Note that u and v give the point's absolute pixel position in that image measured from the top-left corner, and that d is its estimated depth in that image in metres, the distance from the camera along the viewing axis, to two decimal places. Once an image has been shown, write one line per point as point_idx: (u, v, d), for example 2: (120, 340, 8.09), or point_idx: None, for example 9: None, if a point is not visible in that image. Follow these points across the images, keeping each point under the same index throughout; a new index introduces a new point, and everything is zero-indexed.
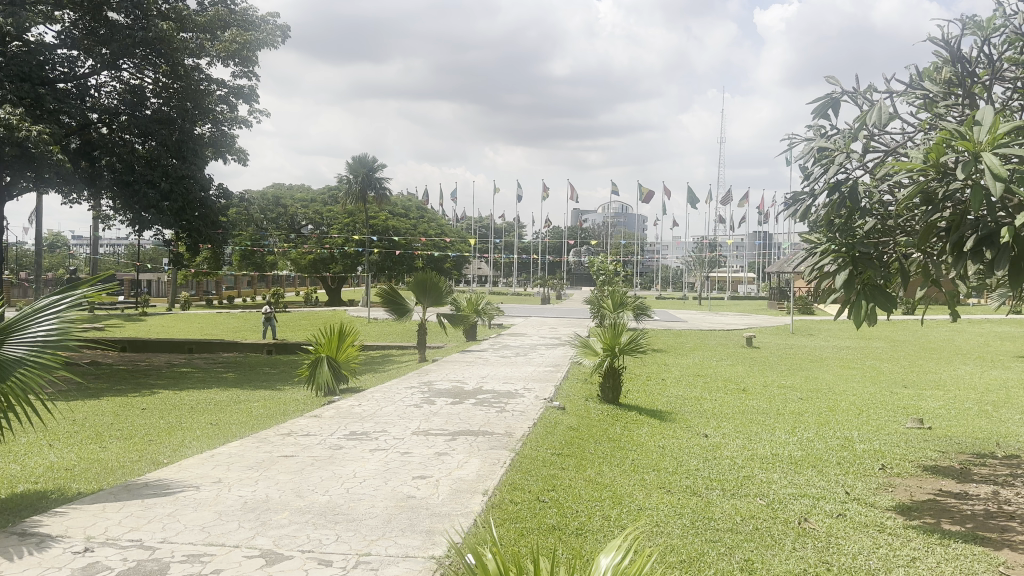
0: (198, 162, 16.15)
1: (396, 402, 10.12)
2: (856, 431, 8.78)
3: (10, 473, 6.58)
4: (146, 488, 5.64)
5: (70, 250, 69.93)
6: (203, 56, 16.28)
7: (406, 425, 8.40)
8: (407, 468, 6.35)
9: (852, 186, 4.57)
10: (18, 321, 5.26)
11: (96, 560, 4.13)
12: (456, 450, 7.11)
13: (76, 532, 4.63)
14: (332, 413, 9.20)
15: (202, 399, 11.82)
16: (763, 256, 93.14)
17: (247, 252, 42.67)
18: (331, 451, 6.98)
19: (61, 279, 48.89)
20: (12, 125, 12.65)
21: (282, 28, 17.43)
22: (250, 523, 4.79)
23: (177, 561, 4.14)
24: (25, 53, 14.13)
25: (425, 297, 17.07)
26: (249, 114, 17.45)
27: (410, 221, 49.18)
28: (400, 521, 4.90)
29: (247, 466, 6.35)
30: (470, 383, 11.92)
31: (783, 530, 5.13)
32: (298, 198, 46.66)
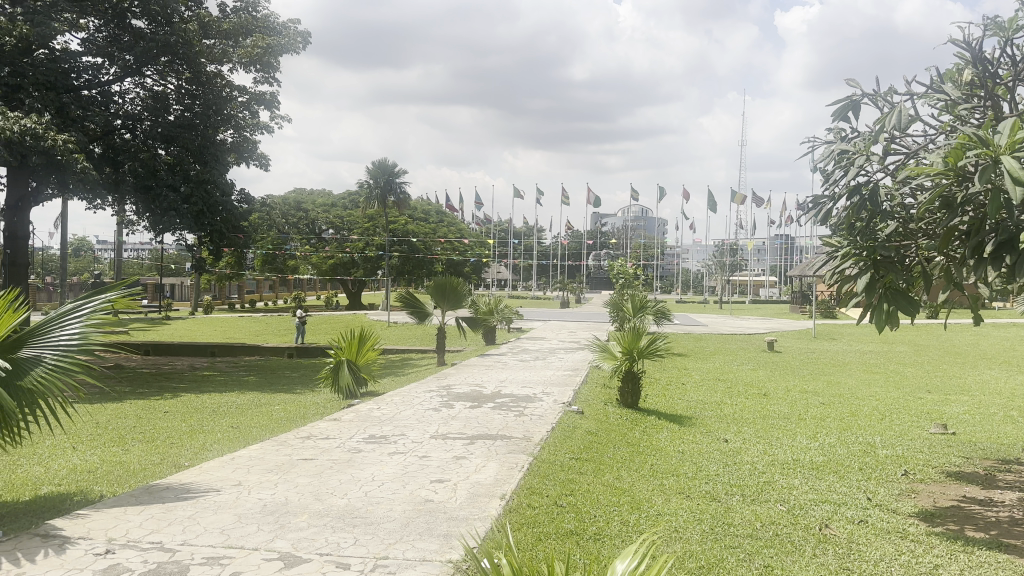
0: (219, 168, 16.31)
1: (415, 405, 10.14)
2: (878, 437, 8.66)
3: (33, 475, 6.66)
4: (168, 491, 5.69)
5: (96, 255, 71.05)
6: (224, 61, 16.49)
7: (424, 429, 8.42)
8: (425, 472, 6.35)
9: (872, 188, 4.51)
10: (42, 326, 5.34)
11: (117, 562, 4.17)
12: (475, 454, 7.11)
13: (97, 534, 4.68)
14: (351, 417, 9.24)
15: (224, 402, 11.93)
16: (785, 260, 92.45)
17: (268, 257, 42.98)
18: (350, 455, 7.01)
19: (86, 284, 49.55)
20: (38, 134, 12.87)
21: (304, 33, 17.58)
22: (269, 526, 4.82)
23: (197, 564, 4.17)
24: (50, 61, 14.36)
25: (444, 301, 17.10)
26: (271, 120, 17.62)
27: (430, 225, 49.30)
28: (418, 525, 4.91)
29: (267, 469, 6.39)
30: (489, 387, 11.92)
31: (804, 536, 5.08)
32: (320, 203, 46.98)
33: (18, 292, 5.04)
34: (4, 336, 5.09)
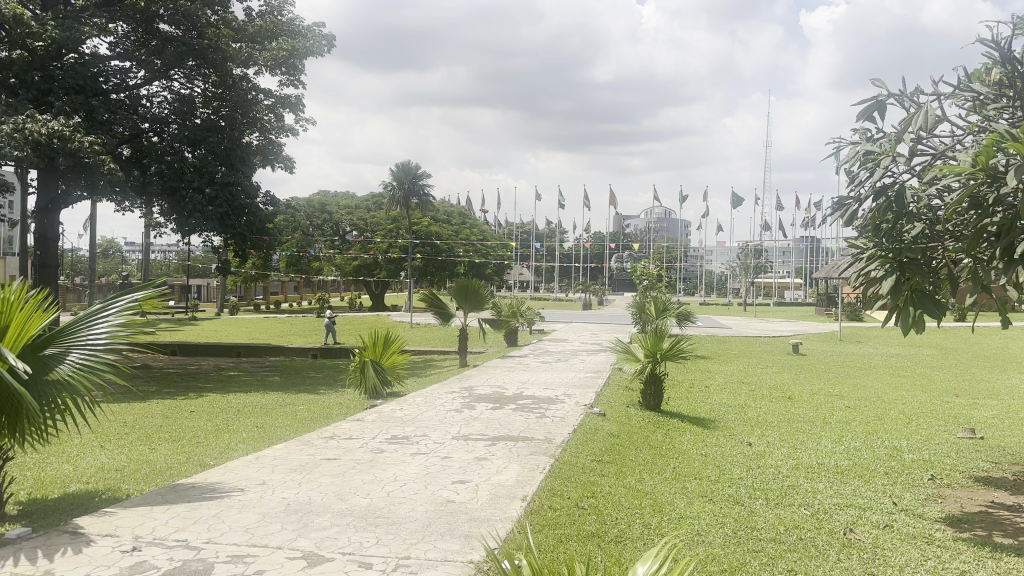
0: (245, 170, 16.47)
1: (437, 407, 10.17)
2: (904, 441, 8.54)
3: (62, 473, 6.79)
4: (194, 490, 5.77)
5: (124, 256, 72.12)
6: (251, 65, 16.60)
7: (446, 430, 8.45)
8: (447, 473, 6.37)
9: (898, 189, 4.46)
10: (73, 326, 5.45)
11: (142, 560, 4.23)
12: (496, 455, 7.13)
13: (124, 532, 4.75)
14: (374, 417, 9.30)
15: (249, 402, 12.05)
16: (810, 262, 91.51)
17: (293, 259, 43.34)
18: (372, 455, 7.06)
19: (114, 284, 50.32)
20: (65, 136, 13.07)
21: (329, 36, 17.73)
22: (293, 525, 4.87)
23: (222, 562, 4.21)
24: (79, 65, 14.61)
25: (467, 303, 17.14)
26: (296, 122, 17.79)
27: (452, 227, 49.44)
28: (440, 526, 4.93)
29: (291, 469, 6.46)
30: (511, 389, 11.93)
31: (828, 541, 5.03)
32: (343, 205, 47.31)
33: (46, 293, 5.14)
34: (33, 335, 5.20)
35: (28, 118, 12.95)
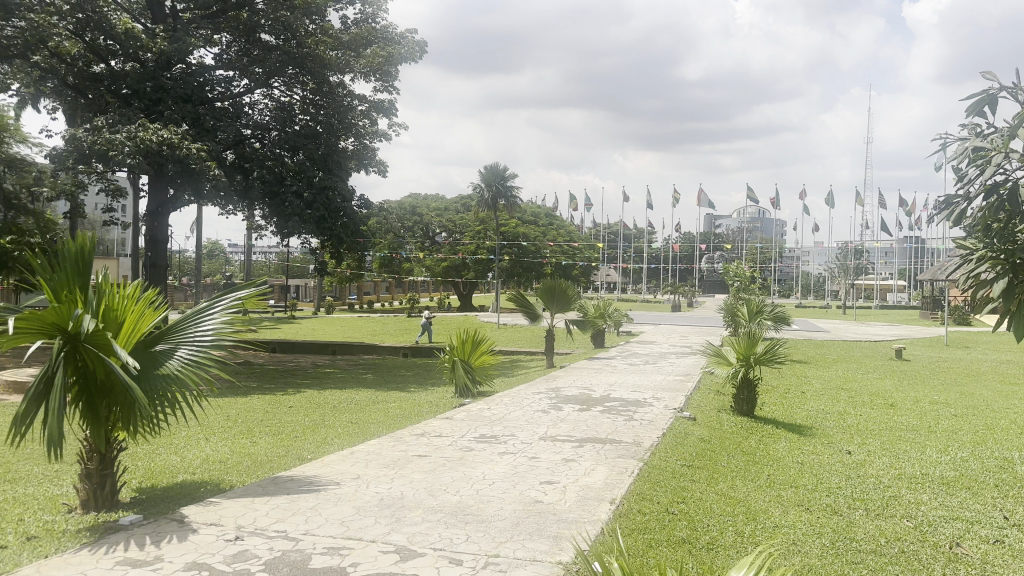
0: (341, 174, 17.00)
1: (524, 407, 10.25)
2: (1019, 452, 8.03)
3: (171, 463, 7.21)
4: (292, 482, 6.02)
5: (227, 256, 75.70)
6: (347, 72, 17.05)
7: (534, 430, 8.51)
8: (535, 473, 6.42)
9: (1013, 186, 4.19)
10: (181, 323, 5.78)
11: (245, 548, 4.44)
12: (583, 457, 7.13)
13: (229, 521, 5.01)
14: (463, 416, 9.45)
15: (343, 399, 12.45)
16: (915, 263, 87.08)
17: (384, 260, 44.49)
18: (462, 453, 7.19)
19: (218, 285, 52.90)
20: (173, 143, 13.88)
21: (420, 43, 18.13)
22: (386, 519, 5.01)
23: (318, 553, 4.38)
24: (187, 75, 15.44)
25: (554, 304, 17.16)
26: (388, 127, 18.27)
27: (540, 229, 49.58)
28: (528, 525, 4.97)
29: (383, 464, 6.65)
30: (599, 390, 11.89)
31: (933, 555, 4.79)
32: (433, 207, 48.21)
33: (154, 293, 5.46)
34: (145, 332, 5.55)
35: (139, 127, 13.82)
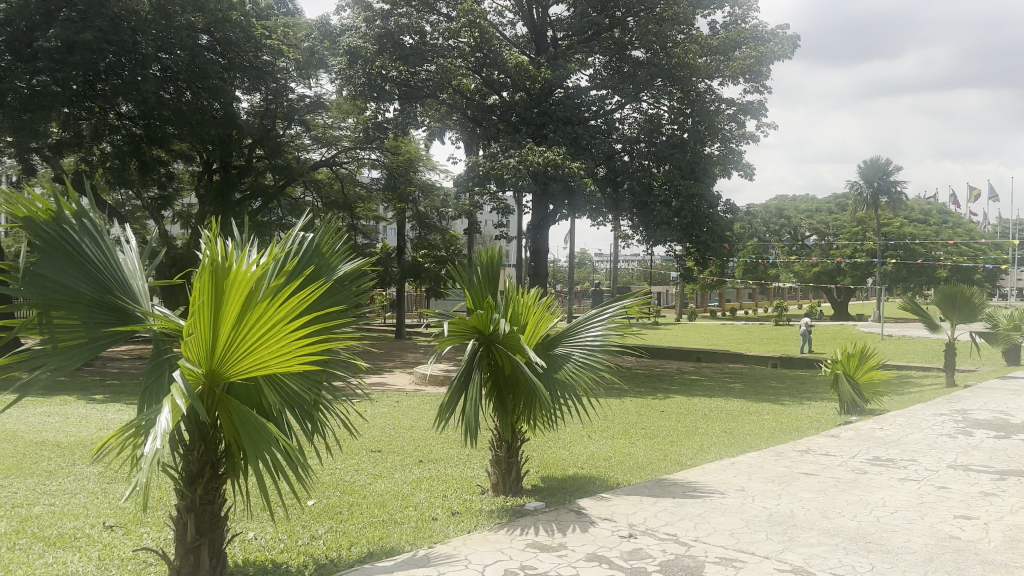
0: (708, 181, 16.88)
1: (924, 429, 9.10)
2: None
3: (562, 457, 7.83)
4: (676, 487, 6.13)
5: (595, 265, 80.22)
6: (716, 77, 16.97)
7: (939, 456, 7.51)
8: (947, 505, 5.66)
9: None
10: (573, 328, 6.30)
11: (639, 547, 4.63)
12: (1010, 492, 6.08)
13: (621, 518, 5.27)
14: (850, 434, 8.72)
15: (715, 407, 12.34)
16: None
17: (749, 266, 43.14)
18: (854, 475, 6.63)
19: (588, 292, 56.30)
20: (558, 163, 15.13)
21: (792, 38, 17.32)
22: (778, 537, 4.83)
23: (711, 562, 4.39)
24: (566, 97, 16.73)
25: (956, 313, 14.97)
26: (757, 129, 17.75)
27: (930, 227, 43.78)
28: (946, 564, 4.39)
29: (767, 478, 6.42)
30: (1021, 416, 10.06)
31: None
32: (802, 209, 45.47)
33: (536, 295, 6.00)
34: (543, 334, 6.17)
35: (528, 151, 15.38)
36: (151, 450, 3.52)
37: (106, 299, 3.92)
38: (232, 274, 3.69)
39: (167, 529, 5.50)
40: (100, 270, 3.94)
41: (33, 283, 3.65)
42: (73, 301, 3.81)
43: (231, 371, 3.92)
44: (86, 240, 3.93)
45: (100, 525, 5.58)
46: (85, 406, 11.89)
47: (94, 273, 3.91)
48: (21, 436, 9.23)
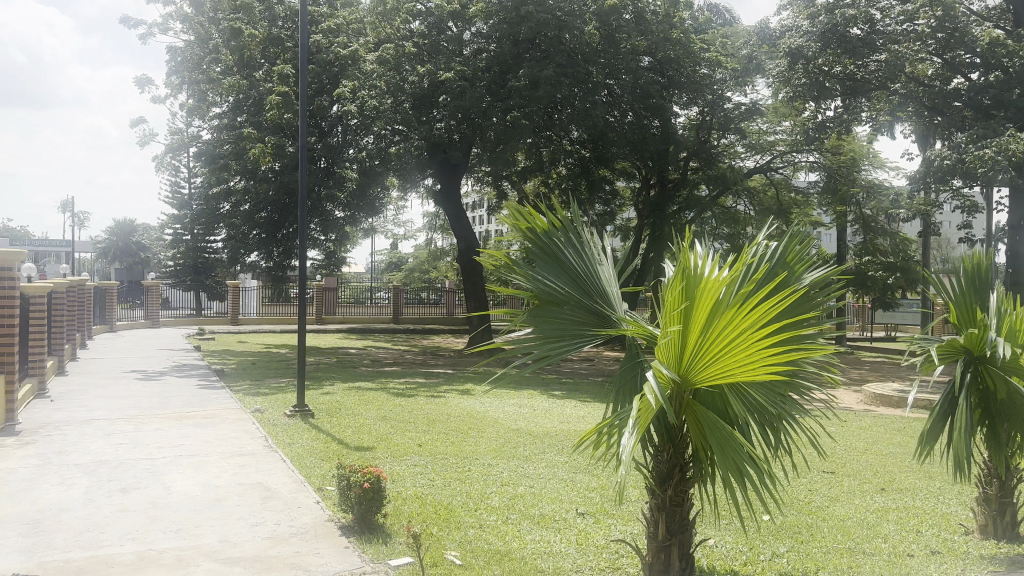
0: None
1: None
2: None
3: None
4: None
5: None
6: None
7: None
8: None
9: None
10: None
11: None
12: None
13: None
14: None
15: None
16: None
17: None
18: None
19: None
20: None
21: None
22: None
23: None
24: None
25: None
26: None
27: None
28: None
29: None
30: None
31: None
32: None
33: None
34: None
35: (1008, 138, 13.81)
36: (625, 444, 3.68)
37: (590, 302, 4.30)
38: (703, 281, 3.63)
39: (632, 525, 5.87)
40: (586, 276, 4.35)
41: (532, 283, 4.21)
42: (564, 302, 4.27)
43: (697, 377, 3.90)
44: (570, 250, 4.39)
45: (575, 511, 6.20)
46: (546, 401, 13.41)
47: (581, 279, 4.34)
48: (502, 423, 10.77)
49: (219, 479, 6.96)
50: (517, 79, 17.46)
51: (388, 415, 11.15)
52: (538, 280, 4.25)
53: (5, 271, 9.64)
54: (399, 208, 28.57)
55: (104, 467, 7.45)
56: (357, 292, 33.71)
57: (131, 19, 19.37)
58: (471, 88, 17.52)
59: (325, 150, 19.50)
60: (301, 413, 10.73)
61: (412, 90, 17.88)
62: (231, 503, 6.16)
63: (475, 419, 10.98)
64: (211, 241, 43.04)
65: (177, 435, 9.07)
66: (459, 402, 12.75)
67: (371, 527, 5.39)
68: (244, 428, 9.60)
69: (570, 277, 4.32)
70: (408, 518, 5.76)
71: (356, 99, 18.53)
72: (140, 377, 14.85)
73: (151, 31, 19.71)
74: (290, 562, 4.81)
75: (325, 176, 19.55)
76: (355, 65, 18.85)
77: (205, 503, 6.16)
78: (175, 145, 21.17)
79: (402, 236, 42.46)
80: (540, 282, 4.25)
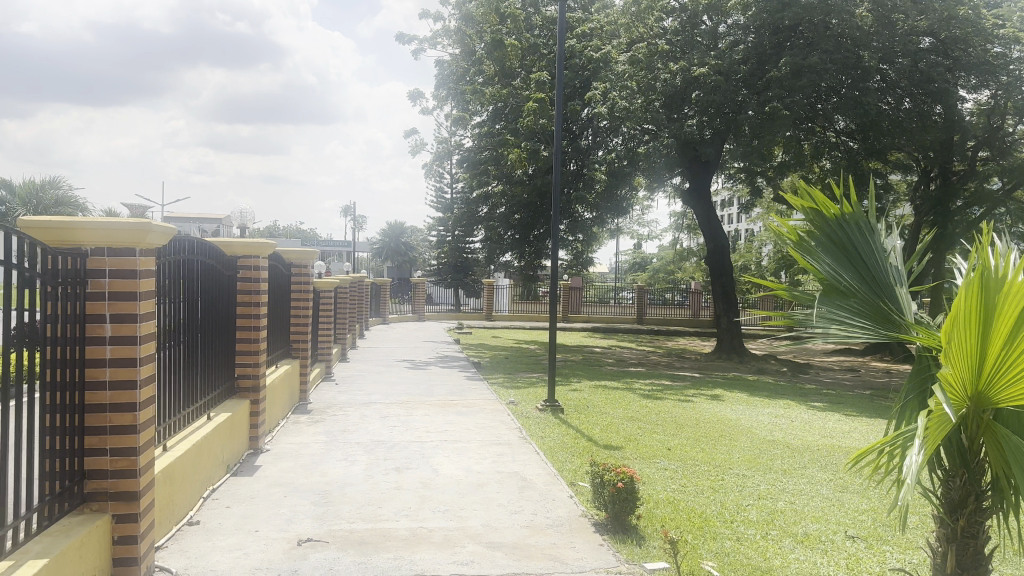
0: None
1: None
2: None
3: None
4: None
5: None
6: None
7: None
8: None
9: None
10: None
11: None
12: None
13: None
14: None
15: None
16: None
17: None
18: None
19: None
20: None
21: None
22: None
23: None
24: None
25: None
26: None
27: None
28: None
29: None
30: None
31: None
32: None
33: None
34: None
35: None
36: (909, 464, 3.12)
37: (881, 299, 3.70)
38: (1008, 281, 2.93)
39: (912, 554, 5.29)
40: (882, 270, 3.74)
41: (813, 263, 3.81)
42: (848, 294, 3.74)
43: (1000, 397, 3.16)
44: (874, 241, 3.81)
45: (844, 534, 5.72)
46: (804, 412, 12.56)
47: (878, 275, 3.75)
48: (756, 432, 10.27)
49: (478, 466, 7.39)
50: (777, 69, 16.52)
51: (635, 415, 11.14)
52: (823, 265, 3.79)
53: (303, 269, 11.07)
54: (645, 208, 28.44)
55: (380, 446, 8.25)
56: (603, 292, 34.13)
57: (405, 36, 21.30)
58: (726, 83, 16.92)
59: (576, 153, 20.02)
60: (551, 408, 11.07)
61: (664, 88, 17.69)
62: (491, 490, 6.50)
63: (726, 426, 10.58)
64: (468, 242, 46.05)
65: (441, 422, 9.79)
66: (707, 408, 12.38)
67: (626, 527, 5.39)
68: (499, 419, 10.12)
69: (864, 267, 3.77)
70: (662, 522, 5.68)
71: (607, 101, 18.74)
72: (408, 366, 16.27)
73: (422, 47, 21.52)
74: (548, 552, 4.96)
75: (576, 178, 20.04)
76: (608, 67, 19.07)
77: (468, 487, 6.59)
78: (441, 153, 22.96)
79: (647, 236, 42.23)
80: (825, 268, 3.79)
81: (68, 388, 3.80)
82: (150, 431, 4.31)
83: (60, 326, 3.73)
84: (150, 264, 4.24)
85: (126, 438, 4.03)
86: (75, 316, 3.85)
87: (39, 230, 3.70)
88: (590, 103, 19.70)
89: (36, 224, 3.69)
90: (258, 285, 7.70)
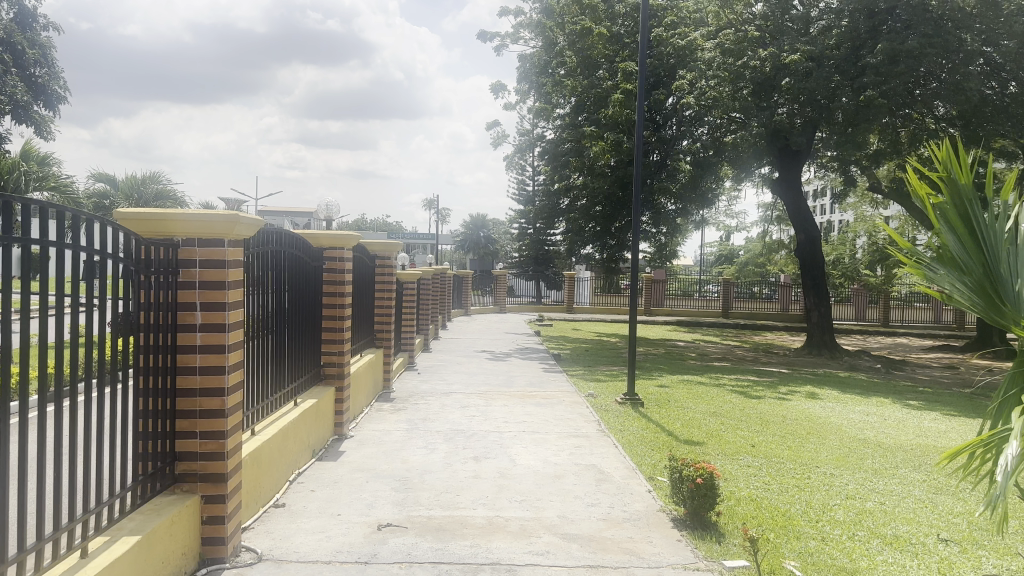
0: None
1: None
2: None
3: None
4: None
5: None
6: None
7: None
8: None
9: None
10: None
11: None
12: None
13: None
14: None
15: None
16: None
17: None
18: None
19: None
20: None
21: None
22: None
23: None
24: None
25: None
26: None
27: None
28: None
29: None
30: None
31: None
32: None
33: None
34: None
35: None
36: (1007, 462, 3.03)
37: (993, 285, 3.52)
38: None
39: (1010, 560, 4.97)
40: (1002, 255, 3.50)
41: (942, 231, 3.72)
42: (964, 272, 3.63)
43: None
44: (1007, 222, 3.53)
45: (936, 537, 5.44)
46: (899, 410, 12.01)
47: (998, 260, 3.52)
48: (846, 430, 9.89)
49: (556, 458, 7.37)
50: (873, 55, 15.70)
51: (718, 411, 10.91)
52: (945, 241, 3.70)
53: (387, 261, 11.32)
54: (732, 198, 27.66)
55: (460, 435, 8.35)
56: (686, 285, 33.52)
57: (488, 32, 21.40)
58: (818, 69, 16.24)
59: (659, 143, 19.56)
60: (631, 401, 10.93)
61: (753, 75, 17.15)
62: (568, 482, 6.48)
63: (815, 424, 10.20)
64: (550, 234, 46.09)
65: (520, 413, 9.84)
66: (795, 404, 11.99)
67: (706, 524, 5.27)
68: (578, 411, 10.08)
69: (986, 245, 3.56)
70: (743, 520, 5.53)
71: (694, 91, 18.34)
72: (489, 357, 16.41)
73: (504, 42, 21.58)
74: (623, 546, 4.91)
75: (659, 169, 19.69)
76: (693, 55, 18.62)
77: (545, 478, 6.59)
78: (524, 145, 22.93)
79: (734, 228, 41.10)
80: (950, 239, 3.69)
81: (160, 373, 3.99)
82: (237, 415, 4.49)
83: (152, 315, 3.91)
84: (238, 254, 4.40)
85: (215, 423, 4.21)
86: (166, 304, 4.02)
87: (134, 221, 3.87)
88: (675, 92, 19.25)
89: (131, 216, 3.86)
90: (343, 276, 7.92)
